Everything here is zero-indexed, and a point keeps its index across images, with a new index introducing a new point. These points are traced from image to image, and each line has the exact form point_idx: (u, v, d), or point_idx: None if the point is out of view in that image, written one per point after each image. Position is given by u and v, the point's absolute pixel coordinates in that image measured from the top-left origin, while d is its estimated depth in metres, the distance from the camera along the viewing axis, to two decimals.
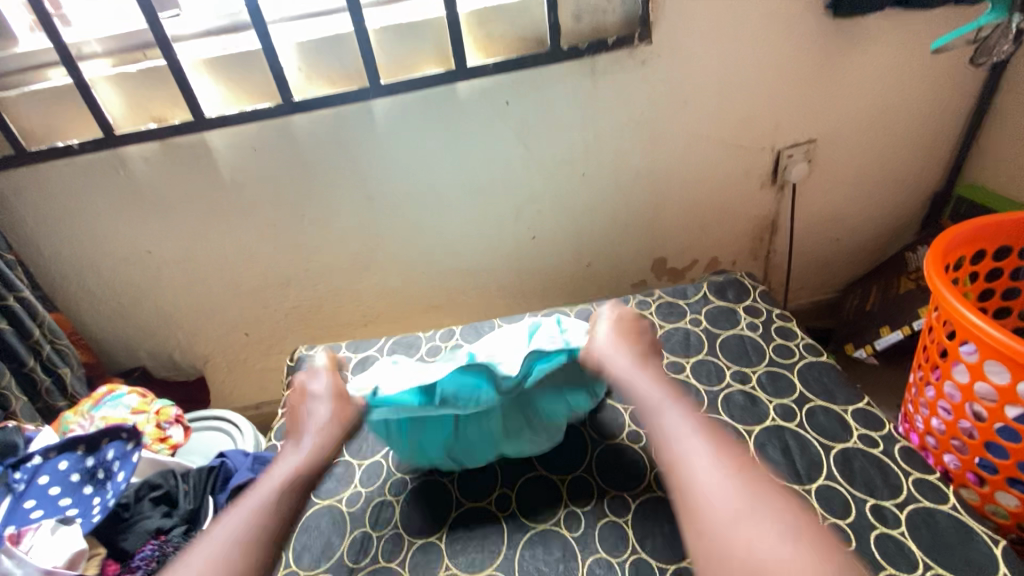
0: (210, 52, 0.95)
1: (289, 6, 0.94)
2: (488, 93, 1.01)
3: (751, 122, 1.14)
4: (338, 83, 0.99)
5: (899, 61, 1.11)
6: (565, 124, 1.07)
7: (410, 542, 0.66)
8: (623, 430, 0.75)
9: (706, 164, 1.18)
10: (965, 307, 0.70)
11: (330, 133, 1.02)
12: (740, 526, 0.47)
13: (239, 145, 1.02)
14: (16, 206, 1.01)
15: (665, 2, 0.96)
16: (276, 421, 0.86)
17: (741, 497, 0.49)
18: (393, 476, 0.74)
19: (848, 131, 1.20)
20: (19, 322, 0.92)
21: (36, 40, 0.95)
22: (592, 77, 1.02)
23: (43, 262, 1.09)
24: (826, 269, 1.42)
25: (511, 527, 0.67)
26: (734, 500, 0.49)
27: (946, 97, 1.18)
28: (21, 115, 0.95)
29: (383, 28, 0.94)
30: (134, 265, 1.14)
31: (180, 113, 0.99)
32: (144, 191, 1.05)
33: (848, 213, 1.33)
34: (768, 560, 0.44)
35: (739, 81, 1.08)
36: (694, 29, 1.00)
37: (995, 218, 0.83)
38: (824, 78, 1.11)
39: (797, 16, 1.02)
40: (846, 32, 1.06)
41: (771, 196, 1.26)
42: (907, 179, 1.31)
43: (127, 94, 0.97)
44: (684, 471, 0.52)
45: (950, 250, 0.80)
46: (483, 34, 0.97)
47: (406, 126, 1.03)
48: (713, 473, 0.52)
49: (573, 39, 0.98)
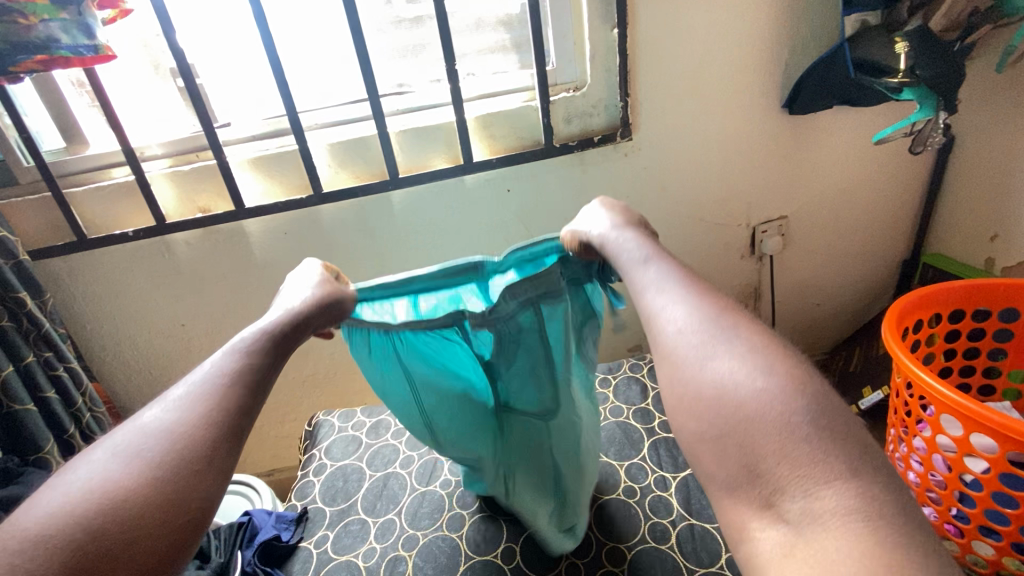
0: (253, 154, 1.11)
1: (323, 115, 1.12)
2: (492, 182, 1.15)
3: (726, 203, 1.28)
4: (362, 177, 1.14)
5: (853, 148, 1.26)
6: (560, 207, 1.21)
7: None
8: (619, 486, 0.82)
9: (688, 239, 1.31)
10: (918, 366, 0.79)
11: (353, 218, 1.16)
12: (707, 361, 0.46)
13: (272, 231, 1.15)
14: (69, 286, 1.13)
15: (642, 108, 1.13)
16: (296, 482, 0.92)
17: (705, 332, 0.48)
18: (406, 532, 0.79)
19: (815, 207, 1.33)
20: (66, 391, 1.01)
21: (104, 145, 1.11)
22: (582, 168, 1.17)
23: (87, 335, 1.19)
24: (811, 332, 1.51)
25: None
26: (700, 335, 0.48)
27: (899, 177, 1.33)
28: (86, 208, 1.10)
29: (403, 132, 1.11)
30: (167, 336, 1.25)
31: (224, 204, 1.14)
32: (184, 271, 1.17)
33: (825, 280, 1.44)
34: (739, 395, 0.43)
35: (711, 168, 1.23)
36: (668, 127, 1.16)
37: (944, 285, 0.92)
38: (787, 164, 1.26)
39: (757, 115, 1.19)
40: (802, 127, 1.22)
41: (752, 266, 1.38)
42: (875, 249, 1.43)
43: (179, 189, 1.11)
44: (655, 321, 0.52)
45: (905, 315, 0.90)
46: (486, 135, 1.14)
47: (419, 211, 1.17)
48: (685, 317, 0.50)
49: (564, 138, 1.14)
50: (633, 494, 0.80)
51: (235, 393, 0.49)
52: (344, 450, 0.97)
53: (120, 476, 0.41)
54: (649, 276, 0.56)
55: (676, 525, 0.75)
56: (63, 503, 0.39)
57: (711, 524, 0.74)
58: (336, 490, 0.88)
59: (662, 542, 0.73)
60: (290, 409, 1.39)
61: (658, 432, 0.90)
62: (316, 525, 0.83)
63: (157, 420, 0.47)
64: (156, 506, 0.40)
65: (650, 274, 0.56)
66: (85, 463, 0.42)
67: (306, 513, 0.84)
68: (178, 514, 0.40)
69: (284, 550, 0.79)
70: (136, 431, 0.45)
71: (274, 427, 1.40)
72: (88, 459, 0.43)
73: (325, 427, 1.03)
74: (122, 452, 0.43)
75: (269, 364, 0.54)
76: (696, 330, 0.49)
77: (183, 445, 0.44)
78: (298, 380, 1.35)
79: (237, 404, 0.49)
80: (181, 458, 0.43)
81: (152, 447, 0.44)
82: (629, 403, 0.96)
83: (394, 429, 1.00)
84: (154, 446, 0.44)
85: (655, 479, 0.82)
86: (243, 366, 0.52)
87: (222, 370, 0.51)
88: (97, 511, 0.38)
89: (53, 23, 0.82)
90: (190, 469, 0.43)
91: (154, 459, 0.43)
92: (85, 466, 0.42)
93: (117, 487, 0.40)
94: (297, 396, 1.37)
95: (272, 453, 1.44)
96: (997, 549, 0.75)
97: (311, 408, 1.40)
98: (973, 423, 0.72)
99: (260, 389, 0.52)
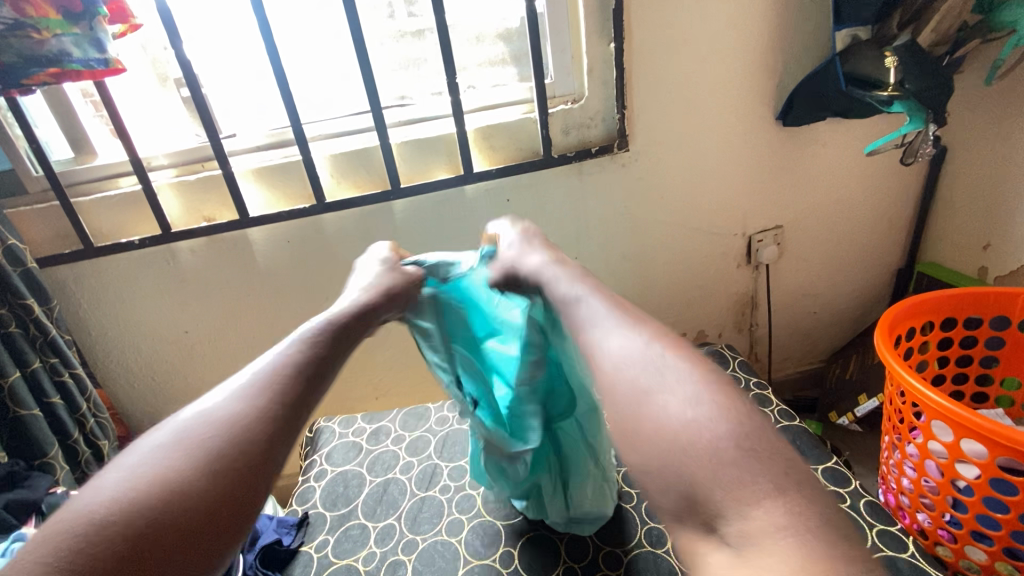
0: (257, 164, 1.13)
1: (327, 126, 1.14)
2: (491, 192, 1.18)
3: (722, 213, 1.30)
4: (364, 186, 1.16)
5: (846, 159, 1.29)
6: (558, 216, 1.23)
7: None
8: (616, 491, 0.83)
9: (685, 248, 1.32)
10: (910, 374, 0.80)
11: (355, 227, 1.18)
12: (649, 398, 0.46)
13: (275, 239, 1.17)
14: (75, 293, 1.15)
15: (639, 120, 1.15)
16: (297, 487, 0.93)
17: (645, 365, 0.49)
18: (406, 536, 0.80)
19: (810, 217, 1.35)
20: (71, 397, 1.02)
21: (112, 155, 1.13)
22: (579, 178, 1.19)
23: (91, 342, 1.21)
24: (808, 340, 1.52)
25: None
26: (638, 367, 0.49)
27: (892, 187, 1.35)
28: (93, 217, 1.11)
29: (404, 142, 1.13)
30: (170, 343, 1.26)
31: (228, 213, 1.16)
32: (187, 278, 1.19)
33: (821, 289, 1.45)
34: (678, 429, 0.43)
35: (707, 179, 1.25)
36: (665, 138, 1.18)
37: (937, 293, 0.94)
38: (782, 174, 1.28)
39: (751, 127, 1.21)
40: (796, 138, 1.25)
41: (748, 275, 1.40)
42: (870, 258, 1.44)
43: (184, 198, 1.13)
44: (595, 356, 0.53)
45: (898, 323, 0.91)
46: (486, 145, 1.16)
47: (420, 220, 1.19)
48: (625, 350, 0.51)
49: (562, 149, 1.17)
50: (630, 499, 0.81)
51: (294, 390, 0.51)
52: (345, 455, 0.98)
53: (176, 465, 0.43)
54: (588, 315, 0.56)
55: (672, 529, 0.76)
56: (124, 486, 0.41)
57: None
58: (336, 496, 0.90)
59: (658, 546, 0.74)
60: None
61: None
62: (316, 529, 0.84)
63: (213, 407, 0.49)
64: (213, 505, 0.42)
65: (587, 311, 0.57)
66: (148, 445, 0.45)
67: (307, 518, 0.86)
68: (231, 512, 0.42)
69: (285, 554, 0.80)
70: (195, 415, 0.48)
71: None
72: (151, 438, 0.46)
73: (326, 433, 1.04)
74: (179, 440, 0.45)
75: (327, 358, 0.57)
76: (636, 363, 0.49)
77: (238, 438, 0.46)
78: None
79: (298, 399, 0.51)
80: (241, 453, 0.45)
81: (207, 439, 0.45)
82: None
83: (394, 435, 1.01)
84: (213, 436, 0.45)
85: None
86: (301, 361, 0.55)
87: (289, 357, 0.55)
88: (154, 497, 0.40)
89: (65, 38, 0.85)
90: (246, 466, 0.44)
91: (211, 450, 0.44)
92: (140, 448, 0.45)
93: (178, 476, 0.42)
94: None
95: None
96: (989, 553, 0.76)
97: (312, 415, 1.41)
98: (964, 429, 0.74)
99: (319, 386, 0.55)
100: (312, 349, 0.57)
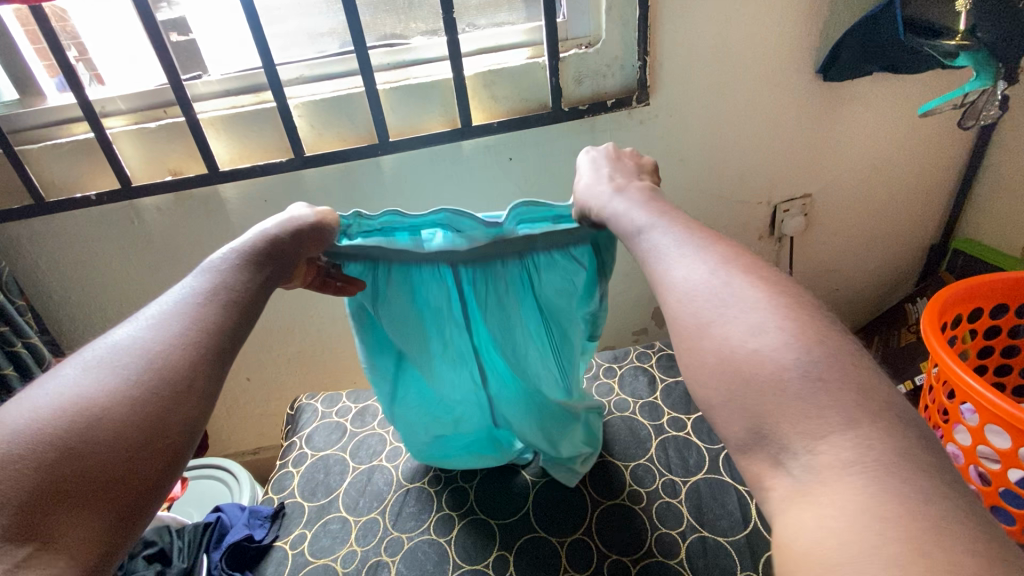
0: (226, 110, 0.99)
1: (306, 68, 1.00)
2: (493, 148, 1.05)
3: (746, 178, 1.18)
4: (349, 140, 1.03)
5: (889, 121, 1.15)
6: (566, 177, 1.10)
7: None
8: (623, 490, 0.75)
9: (703, 216, 1.21)
10: (963, 370, 0.70)
11: (339, 184, 1.06)
12: (715, 324, 0.42)
13: (250, 196, 1.05)
14: (30, 252, 1.04)
15: (662, 69, 1.01)
16: (274, 473, 0.85)
17: (713, 282, 0.44)
18: (389, 534, 0.73)
19: (843, 185, 1.23)
20: (26, 368, 0.93)
21: (64, 97, 1.00)
22: (592, 135, 1.06)
23: (53, 305, 1.11)
24: (827, 318, 1.42)
25: None
26: (710, 287, 0.44)
27: (936, 152, 1.22)
28: (43, 168, 0.99)
29: (394, 89, 0.99)
30: (141, 309, 1.16)
31: (196, 167, 1.03)
32: (155, 238, 1.08)
33: (848, 264, 1.35)
34: (749, 355, 0.39)
35: (734, 140, 1.12)
36: (689, 91, 1.04)
37: (991, 277, 0.83)
38: (816, 136, 1.15)
39: (788, 80, 1.07)
40: (836, 96, 1.11)
41: (770, 248, 1.29)
42: (902, 232, 1.33)
43: (145, 148, 1.00)
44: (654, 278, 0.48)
45: (946, 309, 0.81)
46: (487, 95, 1.02)
47: (413, 177, 1.06)
48: (688, 271, 0.46)
49: (574, 101, 1.03)
50: (638, 500, 0.73)
51: (211, 318, 0.49)
52: (327, 439, 0.90)
53: (85, 394, 0.40)
54: (654, 244, 0.50)
55: (686, 537, 0.68)
56: (35, 418, 0.38)
57: (724, 538, 0.67)
58: (316, 484, 0.82)
59: (670, 556, 0.66)
60: (276, 387, 1.31)
61: (667, 429, 0.82)
62: (293, 522, 0.76)
63: (126, 342, 0.45)
64: (141, 436, 0.40)
65: (651, 244, 0.50)
66: (51, 381, 0.42)
67: (282, 509, 0.78)
68: (164, 443, 0.41)
69: (256, 551, 0.72)
70: (110, 347, 0.45)
71: (259, 405, 1.33)
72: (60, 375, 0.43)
73: (308, 412, 0.96)
74: (96, 370, 0.43)
75: (248, 288, 0.54)
76: (711, 288, 0.44)
77: (155, 370, 0.43)
78: (284, 357, 1.27)
79: (221, 328, 0.49)
80: (158, 384, 0.43)
81: (128, 369, 0.43)
82: (636, 397, 0.88)
83: (381, 417, 0.93)
84: (129, 371, 0.43)
85: (663, 483, 0.75)
86: (229, 288, 0.52)
87: (212, 285, 0.52)
88: (63, 431, 0.38)
89: None
90: (175, 391, 0.43)
91: (133, 376, 0.43)
92: (55, 383, 0.42)
93: (97, 406, 0.40)
94: (282, 374, 1.30)
95: (257, 431, 1.37)
96: None
97: (298, 386, 1.32)
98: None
99: (249, 316, 0.53)
100: (231, 282, 0.53)
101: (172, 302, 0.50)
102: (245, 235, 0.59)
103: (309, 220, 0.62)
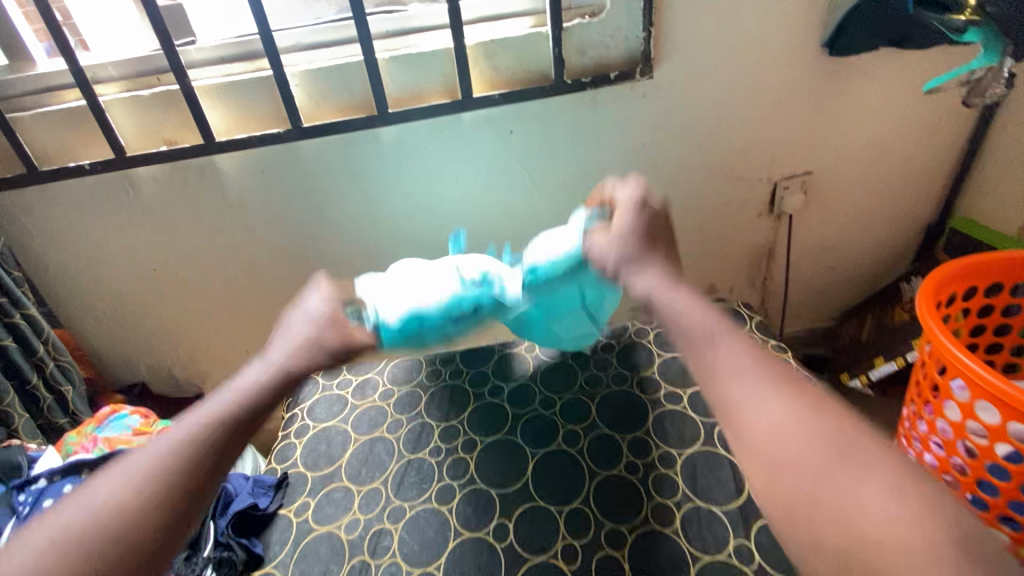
0: (221, 78, 0.97)
1: (303, 35, 0.98)
2: (493, 121, 1.04)
3: (748, 155, 1.17)
4: (347, 110, 1.01)
5: (893, 98, 1.14)
6: (567, 151, 1.10)
7: (409, 571, 0.67)
8: (620, 461, 0.76)
9: (703, 193, 1.21)
10: (955, 346, 0.72)
11: (336, 156, 1.04)
12: (746, 399, 0.45)
13: (248, 168, 1.04)
14: (24, 222, 1.03)
15: (666, 41, 0.99)
16: (277, 444, 0.87)
17: (744, 362, 0.47)
18: (391, 503, 0.74)
19: (844, 163, 1.22)
20: (25, 339, 0.92)
21: (52, 63, 0.97)
22: (594, 108, 1.05)
23: (50, 277, 1.10)
24: (824, 296, 1.44)
25: (510, 557, 0.67)
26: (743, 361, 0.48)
27: (938, 130, 1.21)
28: (34, 136, 0.97)
29: (393, 58, 0.97)
30: (138, 281, 1.15)
31: (191, 137, 1.01)
32: (151, 209, 1.07)
33: (845, 242, 1.35)
34: (763, 425, 0.43)
35: (737, 115, 1.11)
36: (694, 65, 1.03)
37: (987, 256, 0.84)
38: (819, 112, 1.14)
39: (794, 54, 1.05)
40: (842, 71, 1.09)
41: (769, 226, 1.29)
42: (901, 211, 1.33)
43: (138, 117, 0.98)
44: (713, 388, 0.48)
45: (942, 287, 0.82)
46: (488, 66, 1.00)
47: (413, 148, 1.05)
48: (727, 364, 0.48)
49: (576, 73, 1.01)
50: (635, 471, 0.75)
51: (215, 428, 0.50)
52: (329, 410, 0.91)
53: (82, 520, 0.42)
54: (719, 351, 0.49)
55: (682, 506, 0.70)
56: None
57: (718, 508, 0.69)
58: (318, 455, 0.83)
59: (665, 524, 0.68)
60: None
61: (664, 403, 0.83)
62: (296, 491, 0.78)
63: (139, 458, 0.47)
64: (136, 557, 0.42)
65: (715, 356, 0.49)
66: (68, 503, 0.44)
67: (286, 479, 0.79)
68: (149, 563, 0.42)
69: (262, 519, 0.73)
70: (125, 456, 0.47)
71: None
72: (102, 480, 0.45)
73: (309, 384, 0.97)
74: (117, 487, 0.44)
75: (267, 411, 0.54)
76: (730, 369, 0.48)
77: (134, 524, 0.42)
78: None
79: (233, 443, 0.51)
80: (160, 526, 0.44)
81: (142, 514, 0.43)
82: (634, 371, 0.89)
83: (382, 389, 0.93)
84: (101, 518, 0.42)
85: (660, 454, 0.76)
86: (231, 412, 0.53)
87: (211, 411, 0.51)
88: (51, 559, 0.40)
89: None
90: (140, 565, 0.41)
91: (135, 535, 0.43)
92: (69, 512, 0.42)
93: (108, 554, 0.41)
94: None
95: None
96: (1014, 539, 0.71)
97: None
98: (1013, 412, 0.66)
99: (245, 430, 0.52)
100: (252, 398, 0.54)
101: (204, 406, 0.52)
102: (272, 349, 0.60)
103: (315, 325, 0.61)
